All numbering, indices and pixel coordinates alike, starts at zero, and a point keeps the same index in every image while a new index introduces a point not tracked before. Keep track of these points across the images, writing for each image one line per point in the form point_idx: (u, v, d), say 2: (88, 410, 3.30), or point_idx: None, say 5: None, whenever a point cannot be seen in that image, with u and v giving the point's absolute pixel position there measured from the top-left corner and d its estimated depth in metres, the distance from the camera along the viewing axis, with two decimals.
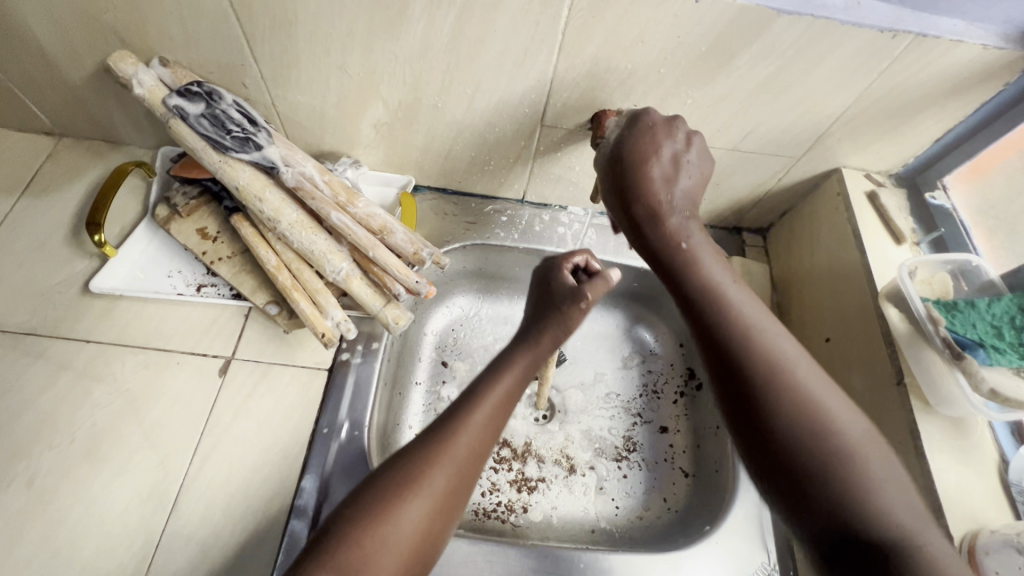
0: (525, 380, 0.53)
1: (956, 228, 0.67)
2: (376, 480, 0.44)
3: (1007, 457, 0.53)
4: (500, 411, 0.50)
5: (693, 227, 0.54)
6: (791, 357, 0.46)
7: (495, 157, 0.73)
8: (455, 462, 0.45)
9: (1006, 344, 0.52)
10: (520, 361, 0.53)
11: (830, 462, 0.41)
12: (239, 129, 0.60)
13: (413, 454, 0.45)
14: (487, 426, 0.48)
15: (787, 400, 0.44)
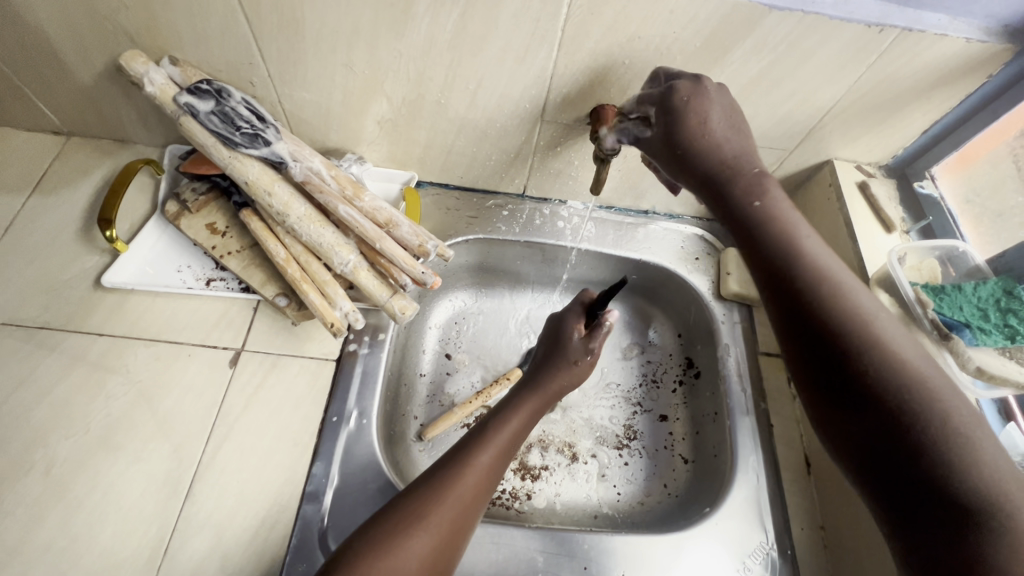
0: (513, 445, 0.59)
1: (944, 217, 0.69)
2: (388, 514, 0.50)
3: (994, 434, 0.55)
4: (497, 465, 0.57)
5: (767, 184, 0.54)
6: (876, 315, 0.47)
7: (497, 152, 0.75)
8: (458, 500, 0.51)
9: (992, 325, 0.54)
10: (512, 425, 0.60)
11: (922, 402, 0.42)
12: (248, 126, 0.62)
13: (420, 493, 0.51)
14: (485, 473, 0.54)
15: (875, 350, 0.45)
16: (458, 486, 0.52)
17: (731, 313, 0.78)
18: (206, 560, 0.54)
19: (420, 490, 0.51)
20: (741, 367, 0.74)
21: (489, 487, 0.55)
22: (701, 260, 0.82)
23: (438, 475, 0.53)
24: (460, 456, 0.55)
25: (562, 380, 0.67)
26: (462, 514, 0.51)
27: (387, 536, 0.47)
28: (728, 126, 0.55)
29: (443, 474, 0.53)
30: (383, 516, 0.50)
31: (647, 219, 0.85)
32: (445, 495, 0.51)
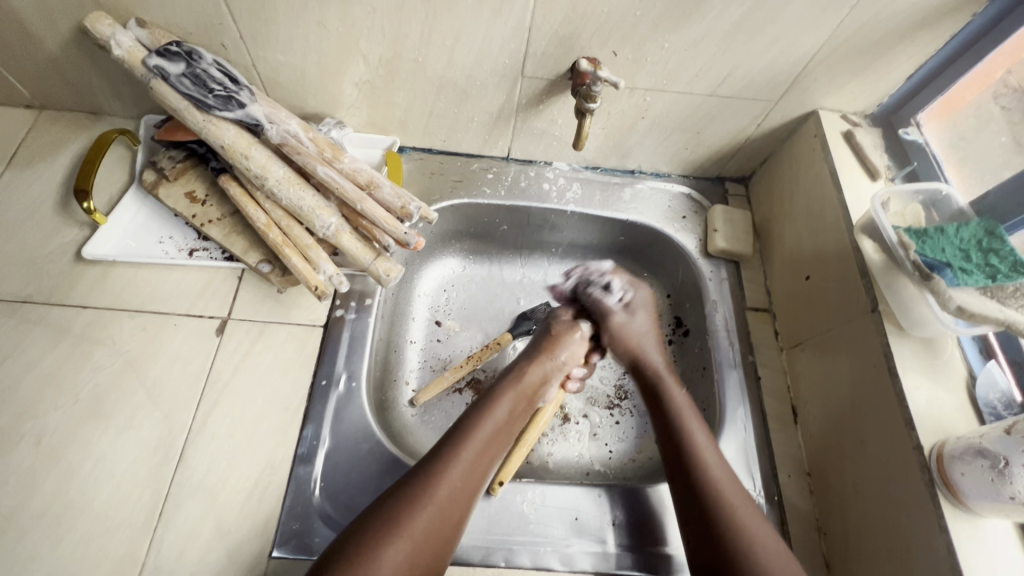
0: (501, 436, 0.58)
1: (928, 163, 0.69)
2: (365, 522, 0.48)
3: (975, 373, 0.56)
4: (482, 461, 0.55)
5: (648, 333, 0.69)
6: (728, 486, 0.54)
7: (479, 113, 0.74)
8: (435, 508, 0.50)
9: (974, 265, 0.54)
10: (495, 417, 0.58)
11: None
12: (221, 88, 0.60)
13: (397, 499, 0.50)
14: (466, 477, 0.53)
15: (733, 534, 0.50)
16: (437, 491, 0.51)
17: (719, 270, 0.78)
18: (200, 523, 0.55)
19: (398, 496, 0.50)
20: (729, 322, 0.74)
21: (474, 487, 0.53)
22: (688, 218, 0.82)
23: (417, 479, 0.51)
24: (440, 457, 0.53)
25: (545, 365, 0.66)
26: (442, 523, 0.50)
27: (364, 545, 0.46)
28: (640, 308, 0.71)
29: (422, 478, 0.51)
30: (357, 527, 0.48)
31: (633, 178, 0.84)
32: (424, 501, 0.50)
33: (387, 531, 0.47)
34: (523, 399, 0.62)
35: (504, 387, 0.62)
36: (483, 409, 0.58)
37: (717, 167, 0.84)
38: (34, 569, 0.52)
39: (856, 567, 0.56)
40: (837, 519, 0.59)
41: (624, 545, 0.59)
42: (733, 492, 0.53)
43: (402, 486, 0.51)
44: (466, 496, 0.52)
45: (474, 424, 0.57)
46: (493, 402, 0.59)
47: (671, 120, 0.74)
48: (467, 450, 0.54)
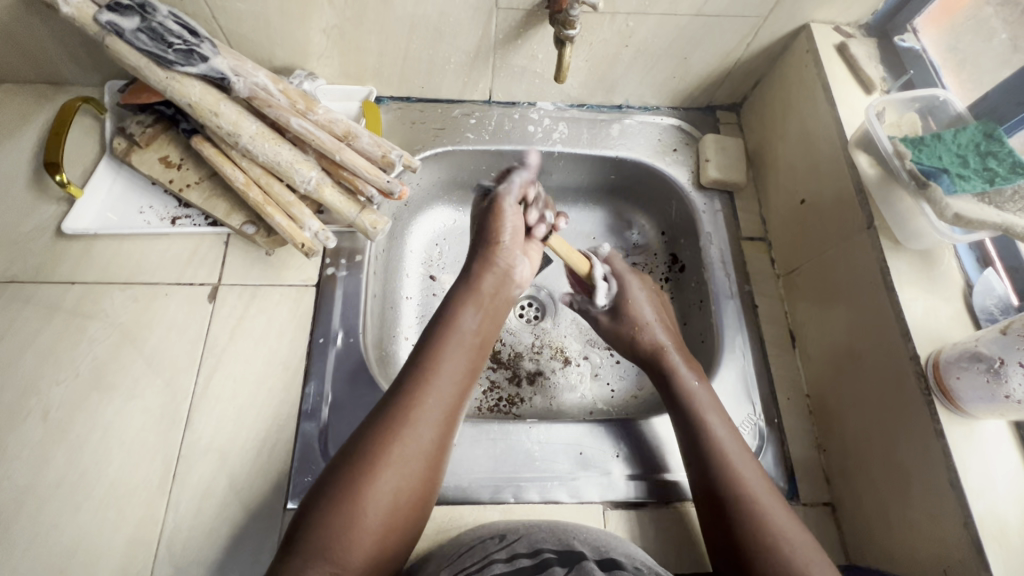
0: (465, 372, 0.55)
1: (926, 70, 0.66)
2: (330, 485, 0.46)
3: (972, 282, 0.55)
4: (448, 413, 0.52)
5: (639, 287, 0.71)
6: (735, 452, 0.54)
7: (455, 53, 0.71)
8: (405, 464, 0.48)
9: (971, 172, 0.53)
10: (453, 349, 0.56)
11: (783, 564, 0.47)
12: (180, 42, 0.57)
13: (361, 458, 0.47)
14: (435, 435, 0.50)
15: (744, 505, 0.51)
16: (404, 449, 0.48)
17: (712, 202, 0.77)
18: (213, 482, 0.56)
19: (359, 455, 0.48)
20: (725, 255, 0.73)
21: (444, 438, 0.51)
22: (679, 151, 0.79)
23: (379, 434, 0.49)
24: (401, 408, 0.50)
25: (497, 266, 0.64)
26: (431, 450, 0.50)
27: (337, 507, 0.45)
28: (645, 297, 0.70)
29: (399, 412, 0.50)
30: (323, 491, 0.46)
31: (621, 113, 0.81)
32: (392, 459, 0.48)
33: (376, 466, 0.47)
34: (484, 317, 0.60)
35: (462, 302, 0.60)
36: (441, 349, 0.55)
37: (707, 95, 0.81)
38: (59, 533, 0.53)
39: (855, 480, 0.58)
40: (836, 437, 0.60)
41: (647, 473, 0.61)
42: (753, 479, 0.53)
43: (365, 440, 0.49)
44: (435, 446, 0.50)
45: (432, 368, 0.54)
46: (450, 329, 0.57)
47: (656, 47, 0.71)
48: (430, 400, 0.51)
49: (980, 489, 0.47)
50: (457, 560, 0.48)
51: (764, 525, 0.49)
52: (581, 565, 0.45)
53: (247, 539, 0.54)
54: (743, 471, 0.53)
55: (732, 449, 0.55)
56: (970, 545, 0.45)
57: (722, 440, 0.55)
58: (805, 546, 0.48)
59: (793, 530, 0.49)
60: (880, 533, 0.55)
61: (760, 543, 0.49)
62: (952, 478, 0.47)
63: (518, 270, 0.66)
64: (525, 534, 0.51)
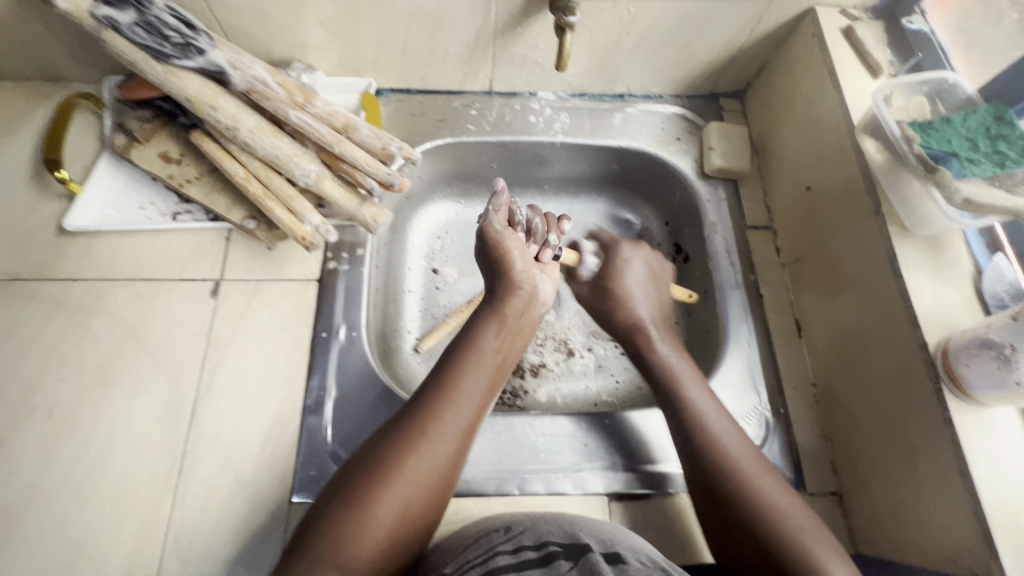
0: (485, 393, 0.55)
1: (934, 53, 0.65)
2: (346, 485, 0.46)
3: (981, 268, 0.55)
4: (467, 431, 0.52)
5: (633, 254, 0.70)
6: (713, 417, 0.56)
7: (455, 42, 0.70)
8: (419, 477, 0.48)
9: (981, 155, 0.52)
10: (475, 369, 0.55)
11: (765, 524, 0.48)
12: (177, 35, 0.57)
13: (378, 463, 0.47)
14: (452, 451, 0.50)
15: (731, 481, 0.51)
16: (417, 461, 0.48)
17: (716, 190, 0.76)
18: (218, 477, 0.56)
19: (376, 460, 0.47)
20: (729, 244, 0.72)
21: (457, 458, 0.50)
22: (683, 139, 0.78)
23: (398, 443, 0.49)
24: (420, 421, 0.50)
25: (516, 298, 0.61)
26: (449, 465, 0.50)
27: (351, 508, 0.45)
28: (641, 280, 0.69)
29: (417, 426, 0.50)
30: (339, 490, 0.46)
31: (623, 102, 0.80)
32: (406, 471, 0.47)
33: (390, 473, 0.47)
34: (507, 333, 0.59)
35: (486, 318, 0.59)
36: (463, 363, 0.55)
37: (710, 83, 0.80)
38: (68, 528, 0.54)
39: (862, 469, 0.57)
40: (843, 427, 0.60)
41: (635, 465, 0.60)
42: (731, 442, 0.53)
43: (383, 447, 0.48)
44: (449, 464, 0.50)
45: (451, 383, 0.53)
46: (474, 348, 0.56)
47: (658, 33, 0.70)
48: (450, 418, 0.51)
49: (989, 477, 0.46)
50: (462, 553, 0.48)
51: (755, 493, 0.50)
52: (586, 558, 0.44)
53: (253, 533, 0.54)
54: (727, 445, 0.53)
55: (711, 412, 0.56)
56: (980, 533, 0.45)
57: (701, 405, 0.56)
58: (793, 513, 0.48)
59: (790, 504, 0.49)
60: (887, 521, 0.54)
61: (753, 513, 0.49)
62: (961, 466, 0.47)
63: (541, 288, 0.64)
64: (531, 526, 0.50)
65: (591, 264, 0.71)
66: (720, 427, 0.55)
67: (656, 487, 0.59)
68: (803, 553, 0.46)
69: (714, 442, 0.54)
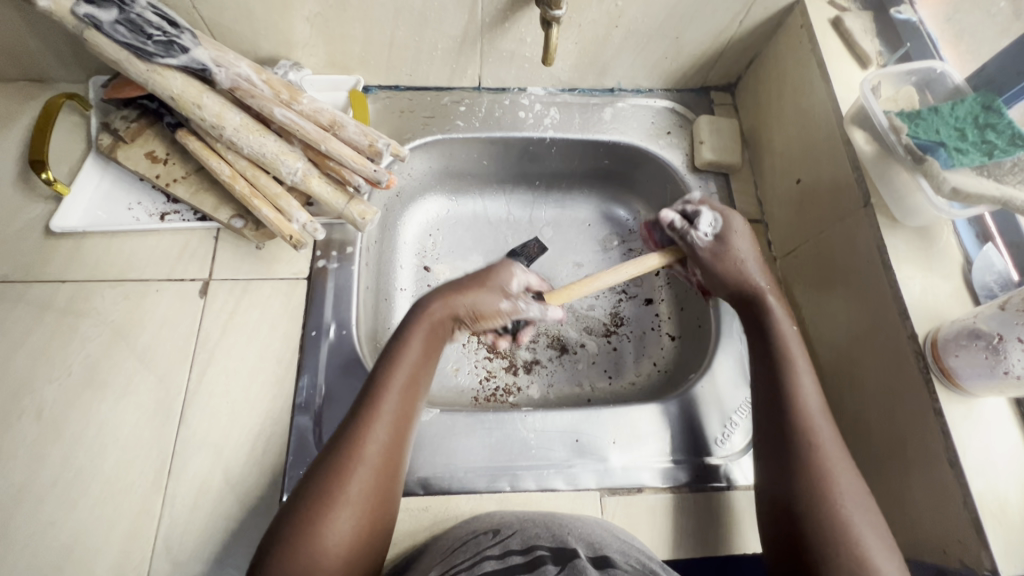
0: (412, 390, 0.53)
1: (923, 43, 0.65)
2: (283, 527, 0.45)
3: (971, 258, 0.54)
4: (398, 439, 0.50)
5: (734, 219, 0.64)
6: (820, 423, 0.51)
7: (442, 38, 0.69)
8: (355, 500, 0.46)
9: (969, 145, 0.52)
10: (396, 372, 0.53)
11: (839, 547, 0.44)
12: (160, 33, 0.56)
13: (310, 495, 0.46)
14: (384, 461, 0.49)
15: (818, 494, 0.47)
16: (352, 484, 0.46)
17: (707, 184, 0.75)
18: (209, 477, 0.56)
19: (309, 492, 0.46)
20: None
21: (393, 469, 0.49)
22: (673, 133, 0.78)
23: (328, 468, 0.47)
24: (346, 439, 0.48)
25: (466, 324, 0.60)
26: (378, 485, 0.48)
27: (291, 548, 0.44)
28: (746, 242, 0.63)
29: (343, 451, 0.48)
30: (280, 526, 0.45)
31: (613, 97, 0.80)
32: (340, 500, 0.46)
33: (322, 506, 0.45)
34: (434, 331, 0.57)
35: (409, 320, 0.57)
36: (386, 367, 0.53)
37: (700, 76, 0.80)
38: (58, 530, 0.54)
39: (853, 461, 0.57)
40: (834, 420, 0.60)
41: (691, 454, 0.61)
42: (833, 455, 0.49)
43: (314, 476, 0.47)
44: (387, 477, 0.49)
45: (375, 394, 0.51)
46: (399, 348, 0.54)
47: (646, 27, 0.69)
48: (377, 431, 0.49)
49: (978, 466, 0.46)
50: (450, 557, 0.48)
51: (838, 513, 0.46)
52: (573, 565, 0.44)
53: (243, 533, 0.54)
54: (825, 446, 0.49)
55: (819, 412, 0.51)
56: (969, 524, 0.45)
57: (807, 398, 0.52)
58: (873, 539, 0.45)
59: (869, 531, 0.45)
60: None
61: (833, 533, 0.45)
62: (951, 457, 0.47)
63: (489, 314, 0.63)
64: (520, 529, 0.50)
65: (709, 224, 0.63)
66: (826, 434, 0.50)
67: (708, 479, 0.60)
68: (861, 553, 0.43)
69: (815, 447, 0.49)
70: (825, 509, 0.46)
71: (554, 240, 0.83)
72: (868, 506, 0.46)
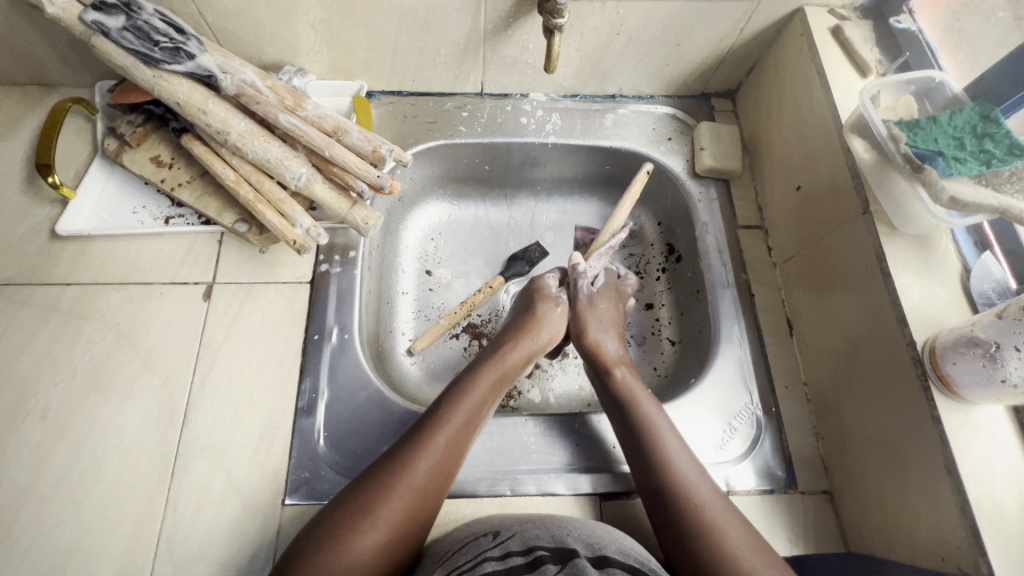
0: (471, 429, 0.55)
1: (922, 52, 0.65)
2: (316, 532, 0.47)
3: (969, 266, 0.55)
4: (444, 471, 0.52)
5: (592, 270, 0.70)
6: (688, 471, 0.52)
7: (445, 44, 0.70)
8: (388, 519, 0.47)
9: (967, 153, 0.52)
10: (463, 408, 0.55)
11: None
12: (166, 40, 0.57)
13: (348, 506, 0.48)
14: (426, 489, 0.50)
15: (707, 547, 0.47)
16: (390, 504, 0.48)
17: (708, 190, 0.76)
18: (211, 479, 0.57)
19: (350, 503, 0.48)
20: (720, 244, 0.72)
21: (432, 498, 0.50)
22: (674, 140, 0.79)
23: (372, 482, 0.49)
24: (398, 457, 0.51)
25: (526, 347, 0.62)
26: (413, 512, 0.49)
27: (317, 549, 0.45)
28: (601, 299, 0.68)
29: (390, 472, 0.50)
30: (310, 533, 0.47)
31: (615, 103, 0.80)
32: (374, 516, 0.47)
33: (356, 518, 0.47)
34: (502, 375, 0.60)
35: (484, 363, 0.60)
36: (457, 397, 0.56)
37: (701, 83, 0.80)
38: (61, 531, 0.54)
39: (853, 468, 0.57)
40: (834, 426, 0.60)
41: (621, 467, 0.60)
42: (710, 502, 0.50)
43: (358, 489, 0.49)
44: (425, 505, 0.50)
45: (440, 420, 0.54)
46: (471, 382, 0.58)
47: (647, 34, 0.70)
48: (428, 457, 0.51)
49: (976, 473, 0.46)
50: (451, 559, 0.49)
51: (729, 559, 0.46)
52: (573, 564, 0.45)
53: (245, 536, 0.55)
54: (696, 497, 0.50)
55: (681, 457, 0.53)
56: (967, 531, 0.45)
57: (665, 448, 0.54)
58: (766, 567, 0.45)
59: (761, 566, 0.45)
60: (875, 518, 0.55)
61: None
62: (949, 464, 0.47)
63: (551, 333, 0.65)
64: (519, 531, 0.51)
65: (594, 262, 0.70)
66: (693, 484, 0.51)
67: None
68: None
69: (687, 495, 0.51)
70: (714, 563, 0.46)
71: (555, 245, 0.83)
72: (754, 545, 0.47)
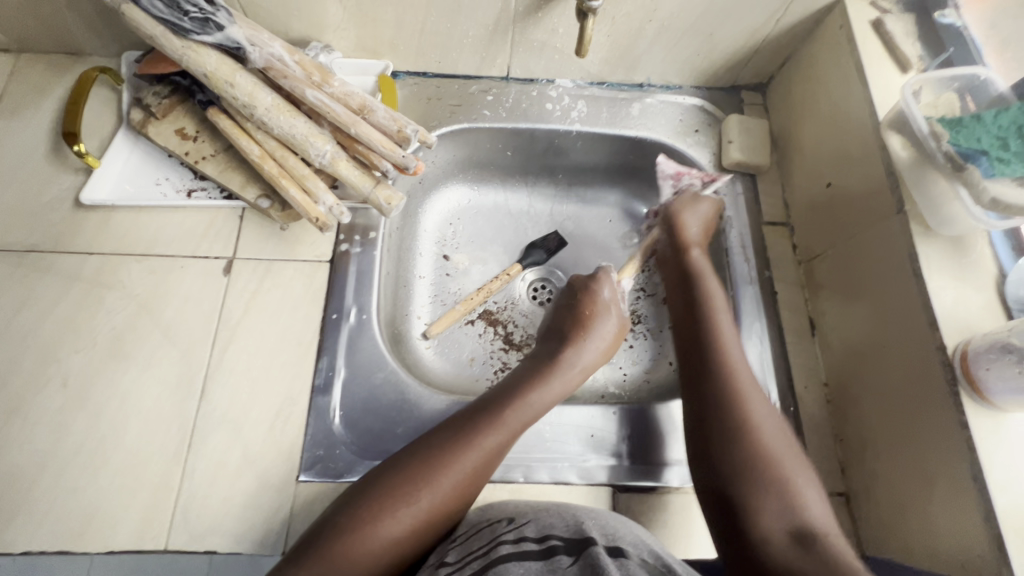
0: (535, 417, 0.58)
1: (966, 49, 0.63)
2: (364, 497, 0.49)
3: (1005, 271, 0.53)
4: (493, 459, 0.54)
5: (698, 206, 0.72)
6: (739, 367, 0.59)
7: (474, 26, 0.69)
8: (436, 494, 0.50)
9: (1012, 154, 0.50)
10: (527, 405, 0.57)
11: (760, 481, 0.51)
12: (196, 9, 0.56)
13: (401, 474, 0.50)
14: (476, 471, 0.52)
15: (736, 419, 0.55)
16: (439, 484, 0.50)
17: (733, 184, 0.75)
18: (228, 453, 0.57)
19: (399, 472, 0.50)
20: (744, 239, 0.71)
21: (479, 483, 0.53)
22: (701, 132, 0.77)
23: (432, 454, 0.52)
24: (457, 438, 0.53)
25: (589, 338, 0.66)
26: (456, 495, 0.51)
27: (360, 516, 0.47)
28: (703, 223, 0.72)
29: (446, 449, 0.52)
30: (354, 498, 0.49)
31: (642, 92, 0.79)
32: (423, 491, 0.50)
33: (398, 497, 0.49)
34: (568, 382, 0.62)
35: (553, 363, 0.62)
36: (529, 389, 0.59)
37: (730, 75, 0.78)
38: (80, 497, 0.55)
39: (871, 471, 0.57)
40: (854, 428, 0.59)
41: (633, 459, 0.60)
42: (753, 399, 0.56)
43: (411, 458, 0.52)
44: (474, 487, 0.52)
45: (508, 409, 0.56)
46: (542, 381, 0.60)
47: (681, 22, 0.68)
48: (490, 440, 0.54)
49: (1004, 483, 0.45)
50: (467, 542, 0.49)
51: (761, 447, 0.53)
52: (587, 554, 0.44)
53: (260, 510, 0.55)
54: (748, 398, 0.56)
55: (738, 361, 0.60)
56: (990, 539, 0.44)
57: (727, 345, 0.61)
58: (784, 460, 0.52)
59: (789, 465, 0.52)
60: (894, 524, 0.54)
61: (761, 463, 0.52)
62: (975, 471, 0.46)
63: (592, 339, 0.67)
64: (534, 518, 0.50)
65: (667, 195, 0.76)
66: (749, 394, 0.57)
67: (651, 478, 0.59)
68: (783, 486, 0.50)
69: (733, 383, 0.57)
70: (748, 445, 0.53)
71: (575, 234, 0.83)
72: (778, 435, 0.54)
